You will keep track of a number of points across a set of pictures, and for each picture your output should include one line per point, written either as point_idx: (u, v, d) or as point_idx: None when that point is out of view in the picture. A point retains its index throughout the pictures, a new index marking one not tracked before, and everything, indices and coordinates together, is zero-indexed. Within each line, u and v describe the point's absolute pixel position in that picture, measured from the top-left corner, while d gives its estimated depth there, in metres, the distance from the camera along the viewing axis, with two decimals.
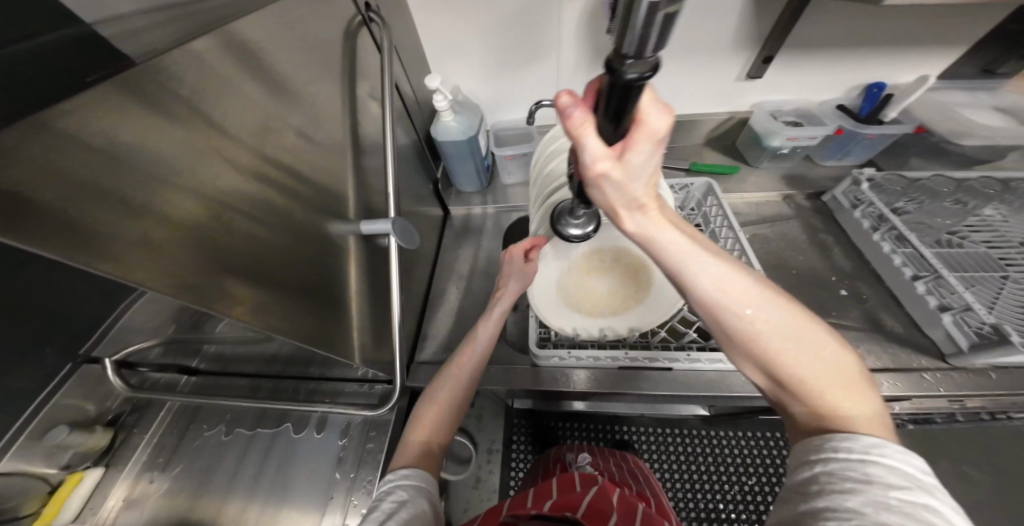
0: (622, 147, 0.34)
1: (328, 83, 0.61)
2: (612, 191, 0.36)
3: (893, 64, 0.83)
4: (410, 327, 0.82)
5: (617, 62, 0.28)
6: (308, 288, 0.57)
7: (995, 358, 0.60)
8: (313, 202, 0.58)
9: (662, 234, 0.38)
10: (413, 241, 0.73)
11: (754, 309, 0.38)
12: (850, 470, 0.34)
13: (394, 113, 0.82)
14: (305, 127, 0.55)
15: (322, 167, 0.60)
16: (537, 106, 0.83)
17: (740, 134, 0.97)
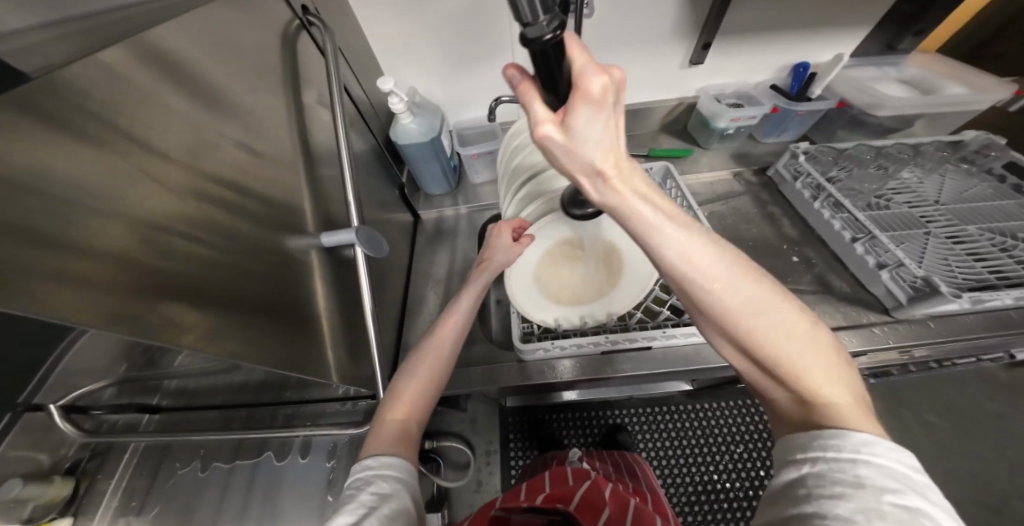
0: (564, 112, 0.37)
1: (270, 93, 0.57)
2: (562, 155, 0.40)
3: (813, 45, 0.89)
4: (389, 338, 0.80)
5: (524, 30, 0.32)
6: (272, 310, 0.53)
7: (930, 307, 0.69)
8: (271, 222, 0.55)
9: (625, 205, 0.41)
10: (385, 248, 0.69)
11: (724, 284, 0.41)
12: (839, 472, 0.35)
13: (348, 119, 0.78)
14: (248, 138, 0.52)
15: (273, 182, 0.57)
16: (496, 102, 0.83)
17: (689, 118, 1.02)
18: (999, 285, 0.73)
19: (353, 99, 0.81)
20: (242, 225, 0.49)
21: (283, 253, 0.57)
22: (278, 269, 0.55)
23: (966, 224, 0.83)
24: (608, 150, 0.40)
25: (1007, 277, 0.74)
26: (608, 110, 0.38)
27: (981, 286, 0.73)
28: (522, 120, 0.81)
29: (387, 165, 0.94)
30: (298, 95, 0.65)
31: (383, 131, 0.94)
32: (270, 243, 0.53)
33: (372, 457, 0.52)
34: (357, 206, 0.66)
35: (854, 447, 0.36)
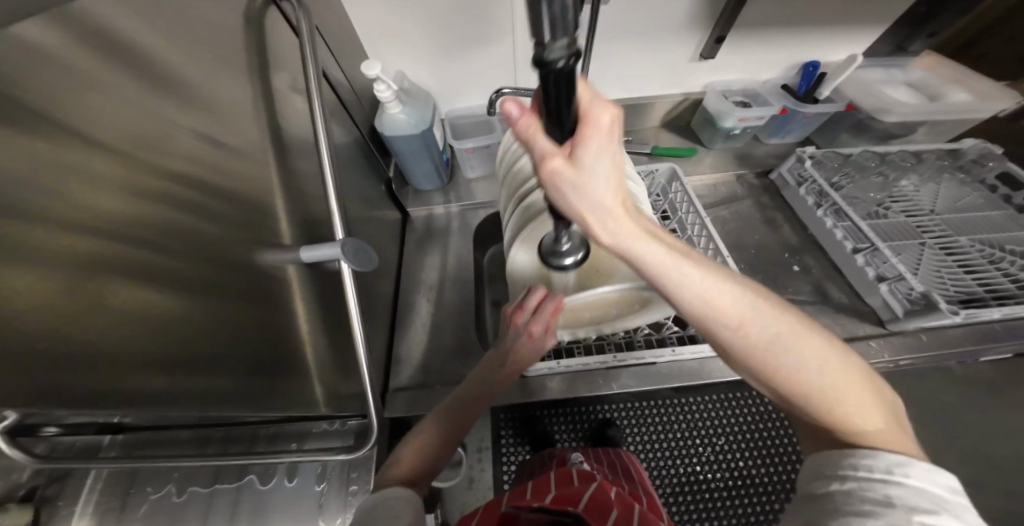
0: (573, 147, 0.32)
1: (244, 85, 0.49)
2: (572, 195, 0.35)
3: (826, 43, 0.85)
4: (380, 352, 0.75)
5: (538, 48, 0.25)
6: (235, 321, 0.48)
7: (925, 321, 0.70)
8: (251, 243, 0.48)
9: (640, 246, 0.37)
10: (371, 263, 0.60)
11: (745, 321, 0.38)
12: (869, 492, 0.35)
13: (330, 111, 0.70)
14: (222, 129, 0.43)
15: (256, 193, 0.49)
16: (497, 95, 0.76)
17: (694, 115, 0.98)
18: (989, 301, 0.74)
19: (333, 86, 0.72)
20: (213, 251, 0.42)
21: (263, 275, 0.50)
22: (249, 297, 0.48)
23: (959, 236, 0.84)
24: (620, 188, 0.36)
25: (997, 292, 0.76)
26: (618, 145, 0.33)
27: (971, 300, 0.75)
28: (526, 114, 0.73)
29: (373, 159, 0.86)
30: (275, 86, 0.56)
31: (368, 120, 0.86)
32: (241, 266, 0.46)
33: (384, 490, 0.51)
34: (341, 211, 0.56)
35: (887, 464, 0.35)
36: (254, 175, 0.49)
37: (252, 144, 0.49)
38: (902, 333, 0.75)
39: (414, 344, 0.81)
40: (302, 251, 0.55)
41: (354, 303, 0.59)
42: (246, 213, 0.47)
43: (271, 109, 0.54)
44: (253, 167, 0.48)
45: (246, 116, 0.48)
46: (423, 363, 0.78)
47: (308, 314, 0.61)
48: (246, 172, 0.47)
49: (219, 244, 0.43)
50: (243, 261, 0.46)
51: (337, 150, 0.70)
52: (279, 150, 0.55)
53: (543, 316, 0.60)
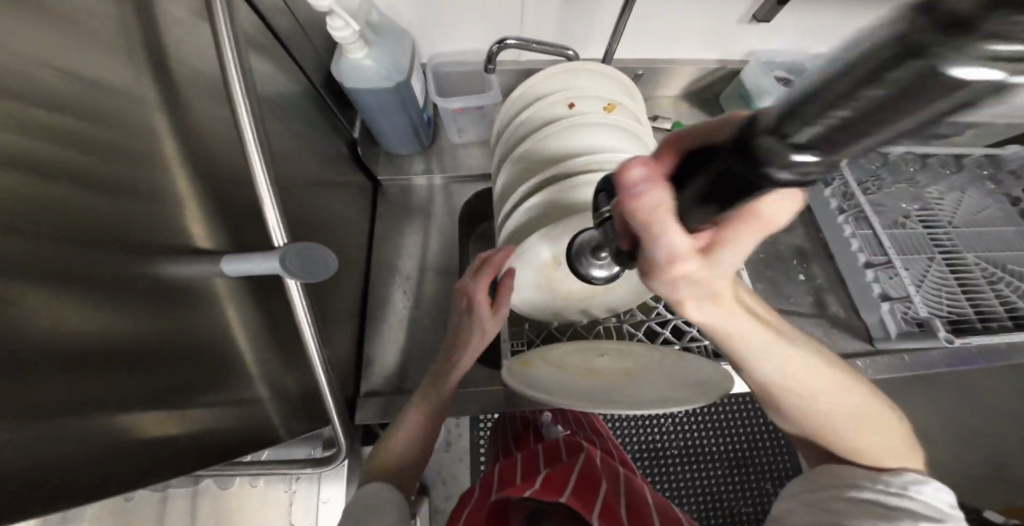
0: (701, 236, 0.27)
1: (118, 31, 0.32)
2: (687, 287, 0.30)
3: None
4: (351, 352, 0.66)
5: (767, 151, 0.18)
6: (158, 329, 0.37)
7: (918, 343, 0.71)
8: (148, 265, 0.35)
9: (736, 323, 0.37)
10: (320, 274, 0.43)
11: (816, 388, 0.41)
12: (885, 500, 0.37)
13: (263, 56, 0.53)
14: (78, 61, 0.29)
15: (153, 191, 0.35)
16: (498, 46, 0.57)
17: (726, 88, 0.87)
18: (976, 324, 0.73)
19: (264, 18, 0.53)
20: (64, 293, 0.29)
21: (179, 296, 0.39)
22: (151, 338, 0.36)
23: (967, 252, 0.79)
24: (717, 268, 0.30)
25: (985, 315, 0.74)
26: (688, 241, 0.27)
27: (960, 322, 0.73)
28: (536, 75, 0.56)
29: (332, 116, 0.70)
30: (177, 22, 0.39)
31: (323, 67, 0.68)
32: (126, 296, 0.33)
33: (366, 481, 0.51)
34: (277, 205, 0.41)
35: (901, 484, 0.38)
36: (142, 166, 0.34)
37: (135, 120, 0.33)
38: (887, 354, 0.74)
39: (391, 339, 0.72)
40: (227, 264, 0.41)
41: (306, 319, 0.48)
42: (123, 226, 0.33)
43: (168, 58, 0.37)
44: (139, 155, 0.34)
45: (120, 71, 0.32)
46: (400, 364, 0.70)
47: (256, 328, 0.50)
48: (129, 164, 0.33)
49: (78, 266, 0.30)
50: (124, 291, 0.33)
51: (275, 108, 0.54)
52: (195, 121, 0.40)
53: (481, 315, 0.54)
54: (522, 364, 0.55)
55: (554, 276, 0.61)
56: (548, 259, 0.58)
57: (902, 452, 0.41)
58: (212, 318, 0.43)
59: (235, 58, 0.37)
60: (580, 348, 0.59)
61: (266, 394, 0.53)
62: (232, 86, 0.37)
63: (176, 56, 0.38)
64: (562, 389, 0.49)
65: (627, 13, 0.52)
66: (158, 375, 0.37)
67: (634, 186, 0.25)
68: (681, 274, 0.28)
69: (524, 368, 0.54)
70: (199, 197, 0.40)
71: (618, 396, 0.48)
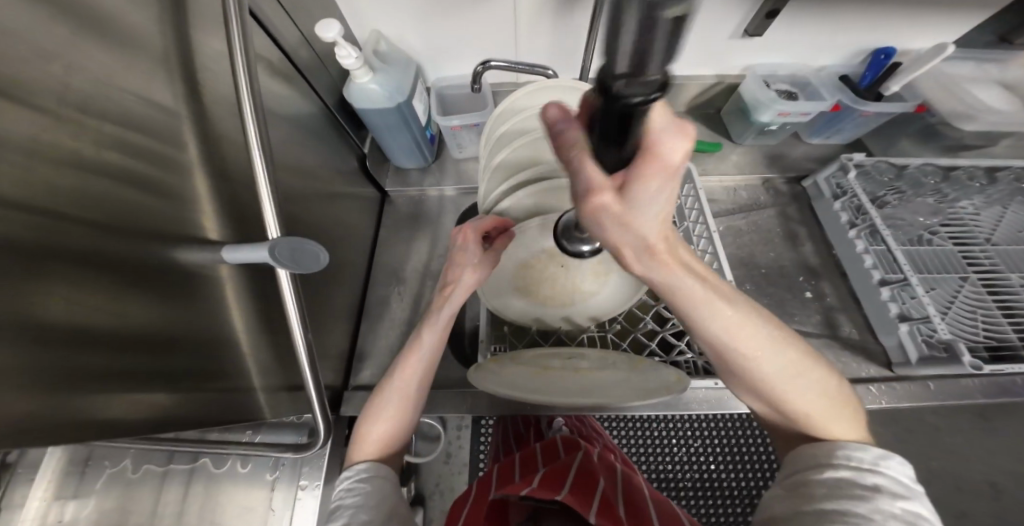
0: (623, 180, 0.25)
1: (159, 64, 0.41)
2: (614, 231, 0.28)
3: (900, 26, 0.72)
4: (343, 347, 0.71)
5: (610, 79, 0.19)
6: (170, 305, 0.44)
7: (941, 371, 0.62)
8: (164, 249, 0.42)
9: (675, 281, 0.33)
10: (309, 264, 0.49)
11: (760, 354, 0.39)
12: (860, 478, 0.36)
13: (281, 82, 0.62)
14: (127, 84, 0.37)
15: (173, 190, 0.43)
16: (482, 67, 0.61)
17: (726, 103, 0.87)
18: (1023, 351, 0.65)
19: (286, 51, 0.63)
20: (103, 266, 0.36)
21: (189, 280, 0.45)
22: (165, 315, 0.43)
23: (1011, 272, 0.70)
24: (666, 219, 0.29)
25: None
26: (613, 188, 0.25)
27: (1000, 349, 0.65)
28: (516, 91, 0.61)
29: (344, 133, 0.78)
30: (208, 56, 0.48)
31: (338, 91, 0.77)
32: (151, 275, 0.41)
33: (361, 463, 0.53)
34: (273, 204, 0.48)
35: (873, 459, 0.37)
36: (166, 167, 0.42)
37: (166, 132, 0.42)
38: (909, 381, 0.65)
39: (385, 338, 0.76)
40: (228, 252, 0.47)
41: (295, 310, 0.53)
42: (149, 217, 0.40)
43: (197, 85, 0.46)
44: (165, 159, 0.42)
45: (157, 92, 0.41)
46: (389, 362, 0.74)
47: (250, 317, 0.56)
48: (157, 166, 0.41)
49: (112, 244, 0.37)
50: (150, 271, 0.41)
51: (286, 124, 0.62)
52: (215, 137, 0.49)
53: (467, 272, 0.55)
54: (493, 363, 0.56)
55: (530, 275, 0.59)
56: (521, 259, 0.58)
57: (844, 421, 0.40)
58: (214, 304, 0.50)
59: (247, 84, 0.47)
60: (542, 353, 0.58)
61: (257, 378, 0.59)
62: (244, 106, 0.46)
63: (205, 85, 0.48)
64: (518, 387, 0.50)
65: (595, 26, 0.54)
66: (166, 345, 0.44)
67: (551, 127, 0.25)
68: (602, 213, 0.26)
69: (486, 366, 0.55)
70: (210, 194, 0.48)
71: (579, 394, 0.49)
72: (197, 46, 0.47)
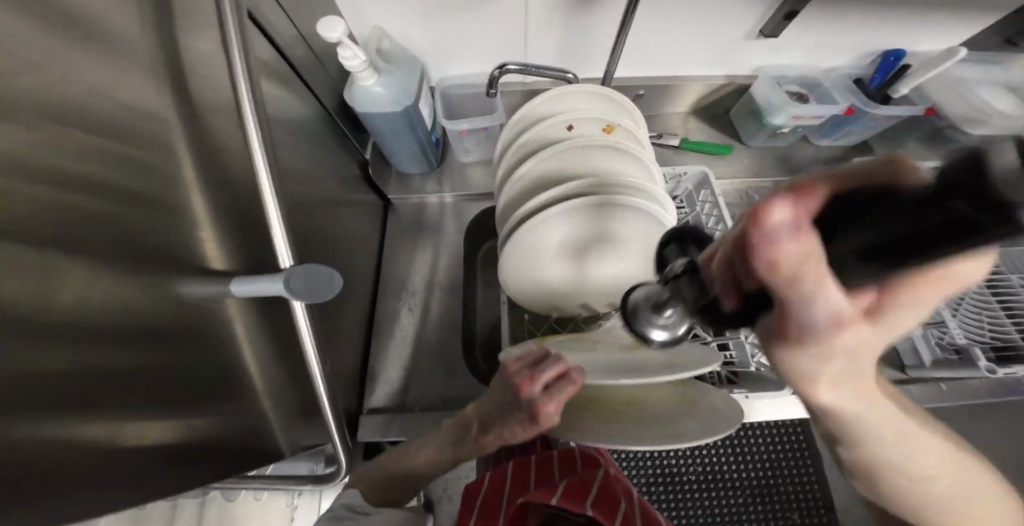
0: (795, 282, 0.19)
1: (158, 71, 0.36)
2: (802, 315, 0.21)
3: (910, 29, 0.72)
4: (353, 367, 0.67)
5: (977, 202, 0.12)
6: (176, 340, 0.39)
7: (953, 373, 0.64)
8: (170, 280, 0.38)
9: (835, 389, 0.26)
10: (325, 293, 0.45)
11: (924, 463, 0.31)
12: None
13: (280, 85, 0.56)
14: (117, 93, 0.32)
15: (177, 213, 0.38)
16: (499, 71, 0.57)
17: (736, 104, 0.86)
18: None
19: (283, 51, 0.57)
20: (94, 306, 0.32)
21: (196, 312, 0.41)
22: (169, 354, 0.38)
23: (1012, 274, 0.72)
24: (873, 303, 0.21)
25: None
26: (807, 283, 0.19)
27: (1006, 349, 0.66)
28: (534, 98, 0.57)
29: (344, 137, 0.74)
30: (206, 59, 0.43)
31: (337, 92, 0.72)
32: (151, 309, 0.36)
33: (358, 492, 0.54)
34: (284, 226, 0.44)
35: None
36: (166, 189, 0.37)
37: (164, 147, 0.37)
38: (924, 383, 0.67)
39: (396, 354, 0.73)
40: (235, 284, 0.43)
41: (308, 336, 0.50)
42: (147, 246, 0.35)
43: (199, 92, 0.41)
44: (164, 179, 0.37)
45: (154, 105, 0.35)
46: (402, 380, 0.71)
47: (261, 346, 0.52)
48: (156, 189, 0.36)
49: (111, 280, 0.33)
50: (150, 305, 0.36)
51: (287, 130, 0.57)
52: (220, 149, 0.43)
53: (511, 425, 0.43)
54: (525, 348, 0.54)
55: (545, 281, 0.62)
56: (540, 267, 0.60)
57: None
58: (221, 338, 0.45)
59: (248, 89, 0.42)
60: (572, 339, 0.56)
61: (268, 408, 0.55)
62: (246, 114, 0.42)
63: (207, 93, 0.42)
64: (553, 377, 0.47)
65: (622, 34, 0.52)
66: (174, 386, 0.40)
67: (766, 224, 0.18)
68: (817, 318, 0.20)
69: (517, 353, 0.52)
70: (216, 217, 0.43)
71: (612, 404, 0.44)
72: (192, 48, 0.41)
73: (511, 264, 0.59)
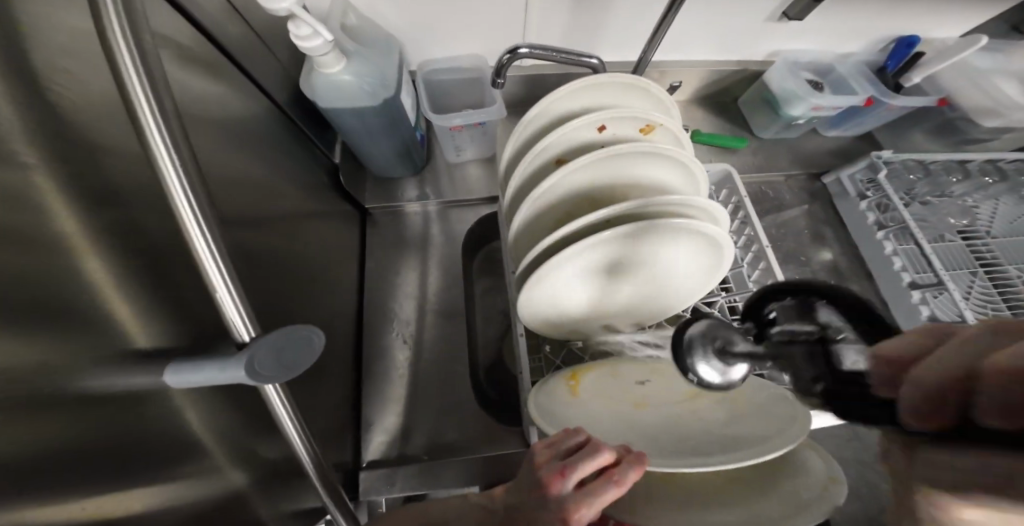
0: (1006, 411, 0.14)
1: None
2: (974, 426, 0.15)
3: (927, 13, 0.69)
4: (344, 418, 0.56)
5: None
6: (78, 463, 0.26)
7: None
8: (49, 378, 0.25)
9: None
10: (307, 361, 0.34)
11: None
12: None
13: (209, 75, 0.42)
14: None
15: (34, 268, 0.24)
16: (508, 58, 0.47)
17: (745, 92, 0.81)
18: None
19: (206, 30, 0.42)
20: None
21: (107, 412, 0.28)
22: (73, 487, 0.26)
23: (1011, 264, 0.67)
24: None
25: None
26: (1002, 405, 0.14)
27: None
28: (554, 92, 0.46)
29: (307, 141, 0.60)
30: (64, 47, 0.29)
31: (290, 82, 0.58)
32: (31, 434, 0.24)
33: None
34: (224, 276, 0.31)
35: None
36: (16, 243, 0.23)
37: (17, 189, 0.24)
38: None
39: (391, 394, 0.62)
40: (171, 375, 0.31)
41: (286, 413, 0.38)
42: (4, 345, 0.22)
43: (42, 76, 0.27)
44: (22, 238, 0.24)
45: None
46: (401, 424, 0.60)
47: (224, 425, 0.40)
48: (7, 258, 0.23)
49: None
50: (30, 427, 0.24)
51: (230, 134, 0.43)
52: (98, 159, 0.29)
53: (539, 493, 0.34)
54: (566, 387, 0.47)
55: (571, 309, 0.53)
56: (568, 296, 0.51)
57: None
58: (167, 436, 0.33)
59: (138, 69, 0.27)
60: (614, 372, 0.49)
61: (246, 493, 0.44)
62: (140, 110, 0.27)
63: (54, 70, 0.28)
64: (612, 435, 0.41)
65: (667, 18, 0.46)
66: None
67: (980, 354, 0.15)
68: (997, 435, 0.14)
69: (561, 397, 0.45)
70: (130, 276, 0.31)
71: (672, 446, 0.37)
72: (34, 25, 0.26)
73: (537, 297, 0.49)
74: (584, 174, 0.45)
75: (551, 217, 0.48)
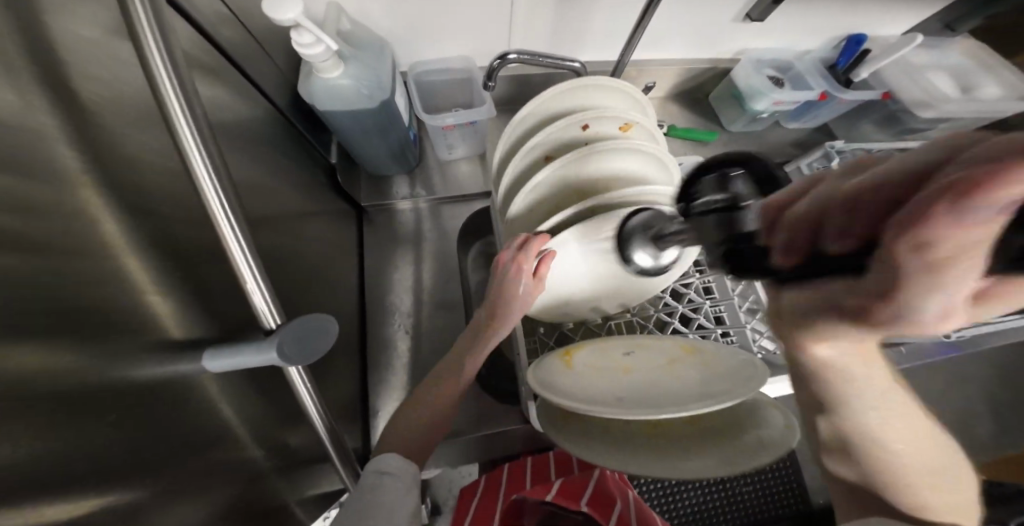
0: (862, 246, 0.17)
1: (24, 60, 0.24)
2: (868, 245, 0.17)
3: (872, 13, 0.76)
4: (354, 404, 0.60)
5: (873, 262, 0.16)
6: (140, 444, 0.29)
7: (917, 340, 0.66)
8: (114, 368, 0.27)
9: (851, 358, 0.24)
10: (323, 346, 0.37)
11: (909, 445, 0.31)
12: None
13: (216, 83, 0.44)
14: None
15: (95, 269, 0.27)
16: (500, 62, 0.51)
17: (715, 87, 0.87)
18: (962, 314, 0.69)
19: (210, 37, 0.44)
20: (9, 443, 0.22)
21: (160, 398, 0.31)
22: (137, 465, 0.29)
23: None
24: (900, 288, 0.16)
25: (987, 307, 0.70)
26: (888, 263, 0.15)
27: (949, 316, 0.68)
28: (543, 94, 0.51)
29: (306, 143, 0.63)
30: (88, 52, 0.29)
31: (287, 85, 0.60)
32: (102, 417, 0.27)
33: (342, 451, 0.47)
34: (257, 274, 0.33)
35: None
36: (78, 247, 0.26)
37: (61, 194, 0.25)
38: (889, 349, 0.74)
39: (396, 381, 0.66)
40: (210, 360, 0.34)
41: (310, 395, 0.41)
42: (73, 338, 0.25)
43: (92, 95, 0.29)
44: (70, 239, 0.26)
45: (26, 130, 0.23)
46: None
47: (252, 411, 0.43)
48: (61, 258, 0.25)
49: (27, 397, 0.22)
50: (103, 409, 0.27)
51: (238, 138, 0.46)
52: (139, 169, 0.32)
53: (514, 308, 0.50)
54: (561, 362, 0.52)
55: (562, 289, 0.58)
56: (557, 277, 0.56)
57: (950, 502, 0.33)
58: (204, 419, 0.36)
59: (172, 77, 0.27)
60: (604, 346, 0.55)
61: (272, 474, 0.47)
62: (173, 118, 0.28)
63: (95, 84, 0.29)
64: (604, 393, 0.46)
65: (642, 24, 0.53)
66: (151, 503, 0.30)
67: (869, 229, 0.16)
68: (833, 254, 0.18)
69: (557, 368, 0.50)
70: (163, 272, 0.32)
71: (658, 403, 0.42)
72: (72, 43, 0.28)
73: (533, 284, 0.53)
74: (575, 167, 0.49)
75: (542, 209, 0.52)
